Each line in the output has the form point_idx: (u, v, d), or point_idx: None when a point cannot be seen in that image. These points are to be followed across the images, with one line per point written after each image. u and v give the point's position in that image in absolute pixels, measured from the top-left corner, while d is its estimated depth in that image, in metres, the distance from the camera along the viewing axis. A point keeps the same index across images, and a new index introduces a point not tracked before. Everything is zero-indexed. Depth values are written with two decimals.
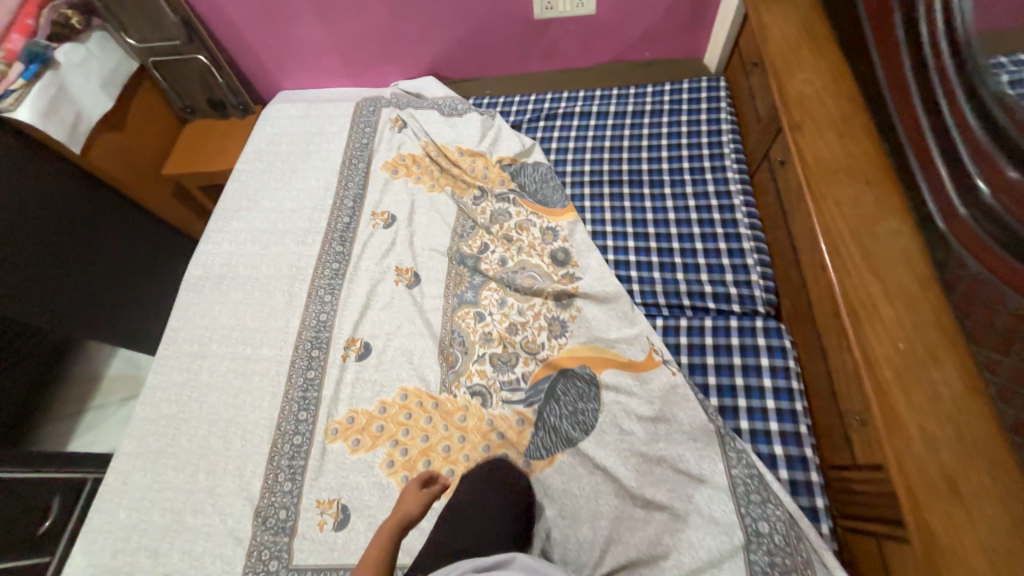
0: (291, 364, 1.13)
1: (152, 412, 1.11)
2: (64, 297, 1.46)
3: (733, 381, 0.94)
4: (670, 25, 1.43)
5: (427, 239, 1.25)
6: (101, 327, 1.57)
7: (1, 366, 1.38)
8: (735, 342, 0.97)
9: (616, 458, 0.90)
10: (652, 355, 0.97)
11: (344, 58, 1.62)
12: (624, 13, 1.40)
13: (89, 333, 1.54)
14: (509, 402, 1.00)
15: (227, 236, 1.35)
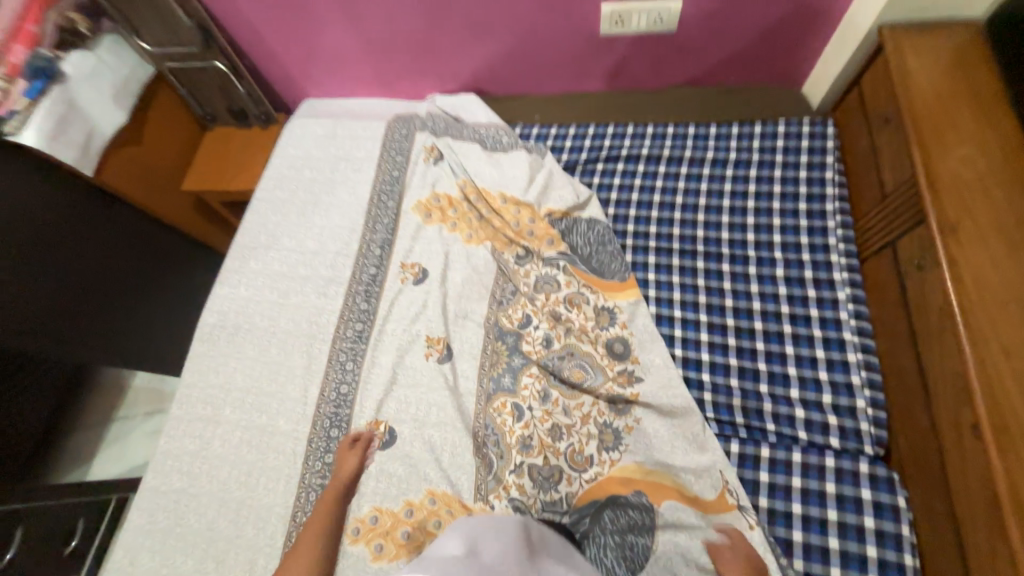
0: (308, 444, 1.02)
1: (164, 483, 1.04)
2: (77, 324, 1.39)
3: (825, 542, 0.77)
4: (767, 46, 1.17)
5: (462, 304, 1.10)
6: (121, 353, 1.51)
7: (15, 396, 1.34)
8: (830, 488, 0.80)
9: None
10: (725, 496, 0.82)
11: (376, 68, 1.43)
12: (711, 31, 1.15)
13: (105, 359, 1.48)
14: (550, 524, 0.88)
15: (244, 279, 1.23)
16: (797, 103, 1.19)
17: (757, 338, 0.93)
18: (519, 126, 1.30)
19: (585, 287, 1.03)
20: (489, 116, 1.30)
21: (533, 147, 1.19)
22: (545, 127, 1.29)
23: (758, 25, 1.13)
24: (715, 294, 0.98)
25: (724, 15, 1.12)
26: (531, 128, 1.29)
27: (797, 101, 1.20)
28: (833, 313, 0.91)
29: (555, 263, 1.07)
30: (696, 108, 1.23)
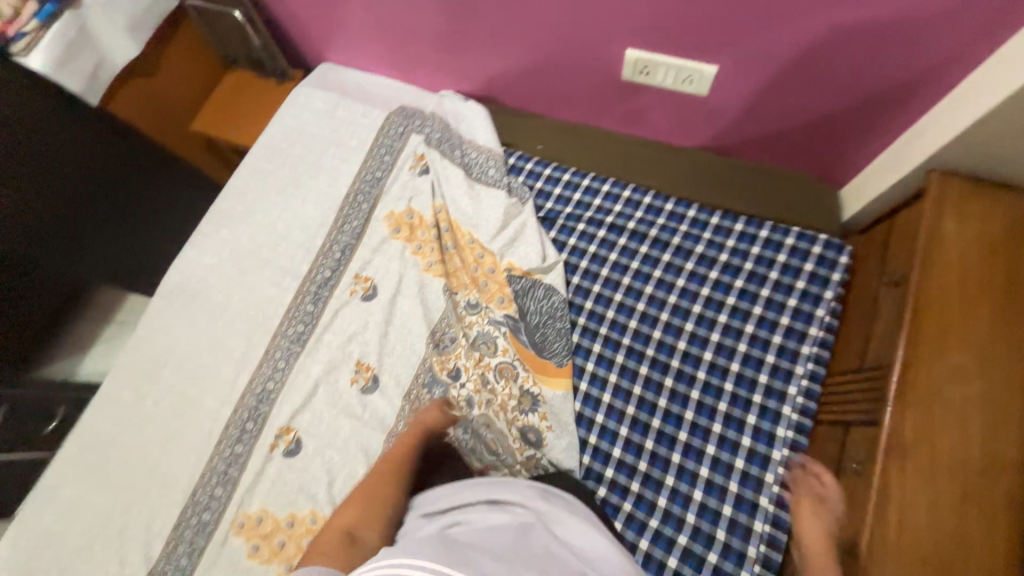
0: (224, 429, 1.06)
1: (99, 424, 1.12)
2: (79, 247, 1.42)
3: None
4: (810, 135, 1.00)
5: (400, 336, 1.07)
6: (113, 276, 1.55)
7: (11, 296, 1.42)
8: None
9: None
10: None
11: (391, 50, 1.33)
12: (747, 103, 1.00)
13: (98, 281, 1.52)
14: None
15: (213, 245, 1.24)
16: (826, 208, 1.02)
17: (670, 470, 0.87)
18: (517, 154, 1.20)
19: (521, 360, 0.99)
20: (489, 138, 1.20)
21: (518, 192, 1.11)
22: (543, 163, 1.17)
23: (802, 109, 0.96)
24: (646, 407, 0.92)
25: (765, 91, 0.96)
26: (529, 162, 1.18)
27: (829, 206, 1.03)
28: (758, 471, 0.84)
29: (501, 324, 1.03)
30: (712, 183, 1.08)
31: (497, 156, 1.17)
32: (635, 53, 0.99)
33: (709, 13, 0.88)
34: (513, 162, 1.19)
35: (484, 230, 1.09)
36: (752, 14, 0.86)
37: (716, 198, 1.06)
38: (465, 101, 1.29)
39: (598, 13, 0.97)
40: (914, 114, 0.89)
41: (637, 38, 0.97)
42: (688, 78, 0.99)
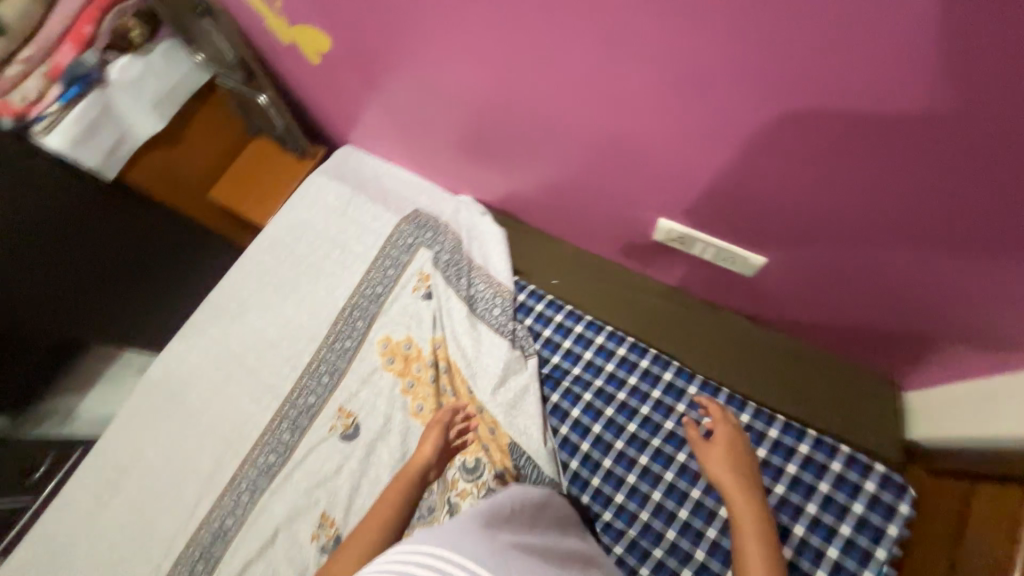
0: (172, 567, 0.97)
1: (52, 529, 1.05)
2: (82, 310, 1.41)
3: None
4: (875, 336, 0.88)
5: (373, 489, 0.96)
6: (118, 332, 1.52)
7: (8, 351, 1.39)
8: None
9: None
10: None
11: (412, 149, 1.26)
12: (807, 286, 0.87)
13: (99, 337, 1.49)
14: None
15: (201, 342, 1.18)
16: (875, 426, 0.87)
17: None
18: (528, 291, 1.09)
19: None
20: (503, 268, 1.10)
21: (523, 344, 1.01)
22: (556, 307, 1.06)
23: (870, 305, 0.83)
24: None
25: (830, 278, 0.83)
26: (541, 303, 1.07)
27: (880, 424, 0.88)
28: None
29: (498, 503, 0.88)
30: (742, 366, 0.95)
31: (506, 294, 1.07)
32: (668, 223, 0.91)
33: (760, 194, 0.77)
34: (523, 301, 1.08)
35: (483, 382, 0.97)
36: (812, 205, 0.74)
37: (748, 387, 0.93)
38: (483, 215, 1.20)
39: (633, 169, 0.86)
40: (999, 344, 0.75)
41: (676, 198, 0.86)
42: (726, 258, 0.91)
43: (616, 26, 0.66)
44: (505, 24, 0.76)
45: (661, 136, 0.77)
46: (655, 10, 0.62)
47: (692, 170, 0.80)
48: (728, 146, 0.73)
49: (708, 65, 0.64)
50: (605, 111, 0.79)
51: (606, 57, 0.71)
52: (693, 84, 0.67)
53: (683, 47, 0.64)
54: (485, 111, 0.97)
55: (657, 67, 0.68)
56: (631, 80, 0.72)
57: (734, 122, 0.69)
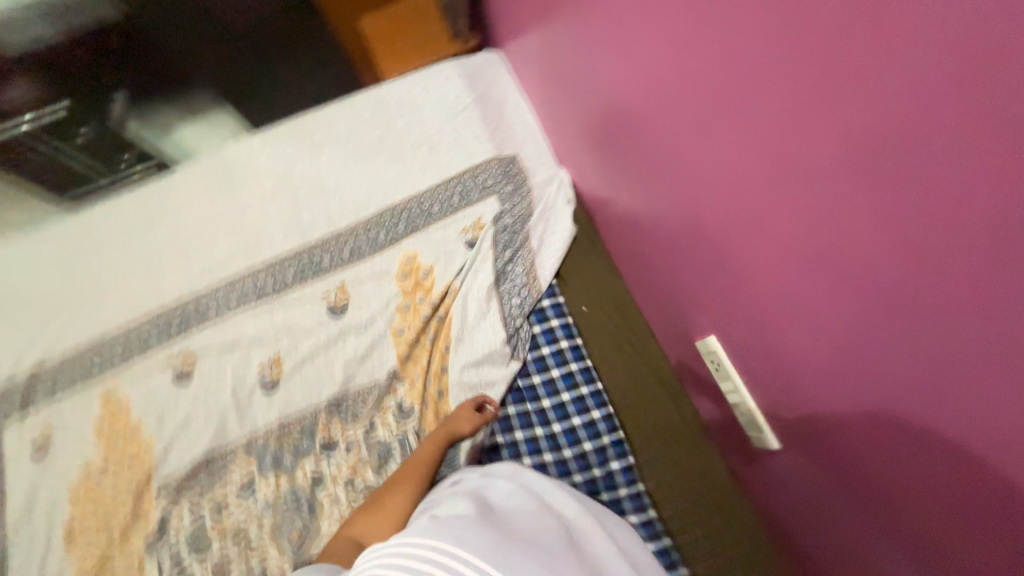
0: (155, 314, 1.12)
1: (100, 222, 1.22)
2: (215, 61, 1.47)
3: None
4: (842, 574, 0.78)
5: (324, 366, 1.04)
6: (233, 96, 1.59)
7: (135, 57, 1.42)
8: None
9: None
10: None
11: (550, 96, 1.16)
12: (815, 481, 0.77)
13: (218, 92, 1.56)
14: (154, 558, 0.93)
15: (277, 151, 1.23)
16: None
17: None
18: (556, 302, 1.05)
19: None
20: (549, 266, 1.06)
21: (517, 346, 0.99)
22: (568, 333, 1.02)
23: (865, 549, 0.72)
24: None
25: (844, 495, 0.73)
26: (558, 321, 1.03)
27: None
28: None
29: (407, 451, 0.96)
30: (687, 502, 0.90)
31: (534, 292, 1.03)
32: (715, 342, 0.86)
33: (820, 386, 0.70)
34: (545, 310, 1.04)
35: (463, 353, 0.98)
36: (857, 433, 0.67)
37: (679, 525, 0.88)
38: (565, 204, 1.14)
39: (726, 271, 0.79)
40: None
41: (745, 324, 0.79)
42: (744, 410, 0.85)
43: (808, 149, 0.58)
44: (707, 64, 0.67)
45: (775, 267, 0.69)
46: (855, 164, 0.53)
47: (778, 315, 0.73)
48: (827, 327, 0.65)
49: (866, 248, 0.55)
50: (739, 207, 0.71)
51: (779, 165, 0.62)
52: (838, 253, 0.59)
53: (857, 216, 0.55)
54: (632, 122, 0.88)
55: (819, 211, 0.59)
56: (783, 201, 0.64)
57: (850, 313, 0.61)
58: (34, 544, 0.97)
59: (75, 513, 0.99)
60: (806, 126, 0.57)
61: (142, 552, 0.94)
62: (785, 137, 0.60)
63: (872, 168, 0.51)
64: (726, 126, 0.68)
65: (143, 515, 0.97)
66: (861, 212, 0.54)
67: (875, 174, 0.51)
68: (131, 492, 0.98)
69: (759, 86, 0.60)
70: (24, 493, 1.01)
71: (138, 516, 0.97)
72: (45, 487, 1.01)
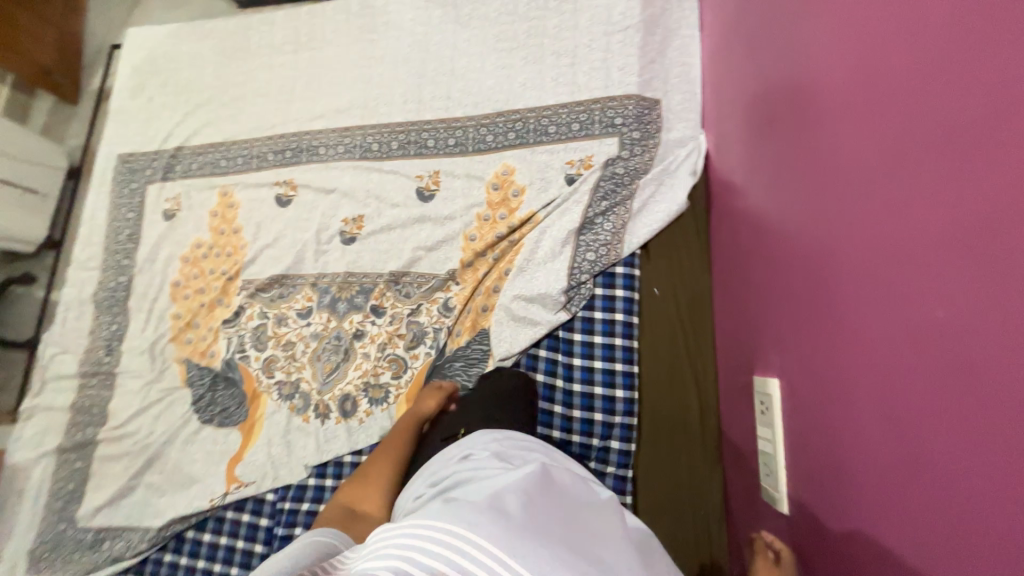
0: (276, 135, 1.22)
1: (254, 31, 1.29)
2: None
3: (210, 542, 1.04)
4: None
5: (396, 241, 1.09)
6: None
7: None
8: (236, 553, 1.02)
9: (178, 424, 1.11)
10: (237, 462, 1.06)
11: (728, 43, 0.97)
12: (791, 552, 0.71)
13: None
14: (226, 334, 1.14)
15: (422, 12, 1.19)
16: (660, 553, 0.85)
17: None
18: (629, 272, 0.99)
19: (411, 373, 1.03)
20: (639, 234, 0.98)
21: (572, 299, 0.97)
22: (628, 308, 0.97)
23: None
24: None
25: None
26: (622, 293, 0.98)
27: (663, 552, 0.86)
28: None
29: (440, 346, 1.03)
30: (666, 498, 0.92)
31: (611, 254, 0.98)
32: (775, 389, 0.76)
33: (826, 475, 0.64)
34: (616, 276, 0.99)
35: (520, 284, 0.99)
36: (839, 536, 0.61)
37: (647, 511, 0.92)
38: (687, 175, 1.01)
39: (809, 318, 0.69)
40: None
41: (797, 378, 0.71)
42: (766, 466, 0.77)
43: (944, 227, 0.46)
44: (900, 71, 0.52)
45: (849, 339, 0.60)
46: (986, 269, 0.41)
47: (825, 386, 0.64)
48: (861, 425, 0.57)
49: (943, 368, 0.45)
50: (851, 258, 0.59)
51: (908, 230, 0.50)
52: (913, 358, 0.49)
53: (953, 330, 0.44)
54: (796, 109, 0.73)
55: (920, 302, 0.48)
56: None
57: (888, 423, 0.52)
58: (152, 283, 1.22)
59: (183, 273, 1.21)
60: (959, 197, 0.44)
61: (220, 325, 1.15)
62: (929, 202, 0.48)
63: (999, 283, 0.40)
64: (883, 158, 0.54)
65: (226, 298, 1.17)
66: (959, 327, 0.44)
67: (995, 293, 0.40)
68: (222, 278, 1.17)
69: (940, 125, 0.46)
70: (153, 242, 1.24)
71: (222, 297, 1.16)
72: (166, 244, 1.23)
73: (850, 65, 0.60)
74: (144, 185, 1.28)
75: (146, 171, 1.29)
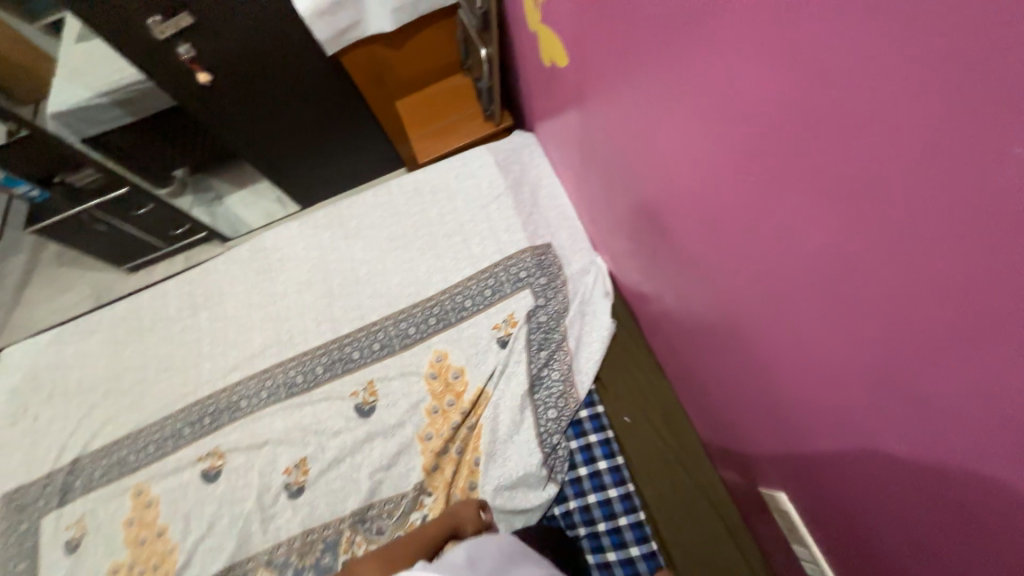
0: (189, 404, 1.13)
1: (143, 309, 1.26)
2: (261, 145, 1.55)
3: None
4: None
5: (349, 472, 0.99)
6: (277, 174, 1.67)
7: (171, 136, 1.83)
8: None
9: None
10: None
11: (584, 182, 1.12)
12: None
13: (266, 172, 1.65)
14: None
15: (311, 239, 1.26)
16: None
17: None
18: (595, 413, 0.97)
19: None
20: (587, 371, 1.00)
21: (553, 467, 0.92)
22: (607, 452, 0.93)
23: None
24: None
25: None
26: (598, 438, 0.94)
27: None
28: None
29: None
30: None
31: (570, 402, 0.96)
32: (782, 499, 0.74)
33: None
34: (584, 422, 0.96)
35: (496, 472, 0.92)
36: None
37: None
38: (603, 298, 1.07)
39: (775, 413, 0.69)
40: None
41: (803, 478, 0.68)
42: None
43: (852, 334, 0.49)
44: (735, 207, 0.60)
45: (831, 438, 0.59)
46: (913, 373, 0.43)
47: (834, 481, 0.62)
48: (902, 529, 0.54)
49: (936, 469, 0.45)
50: (781, 356, 0.63)
51: (823, 335, 0.54)
52: (903, 457, 0.49)
53: (922, 431, 0.45)
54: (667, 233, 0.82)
55: (874, 402, 0.50)
56: None
57: (927, 527, 0.50)
58: None
59: None
60: (839, 304, 0.49)
61: None
62: (826, 312, 0.51)
63: (931, 385, 0.42)
64: (761, 274, 0.60)
65: None
66: (926, 428, 0.44)
67: (937, 395, 0.41)
68: None
69: (791, 251, 0.52)
70: None
71: None
72: None
73: (692, 201, 0.70)
74: (34, 521, 1.08)
75: (37, 504, 1.09)
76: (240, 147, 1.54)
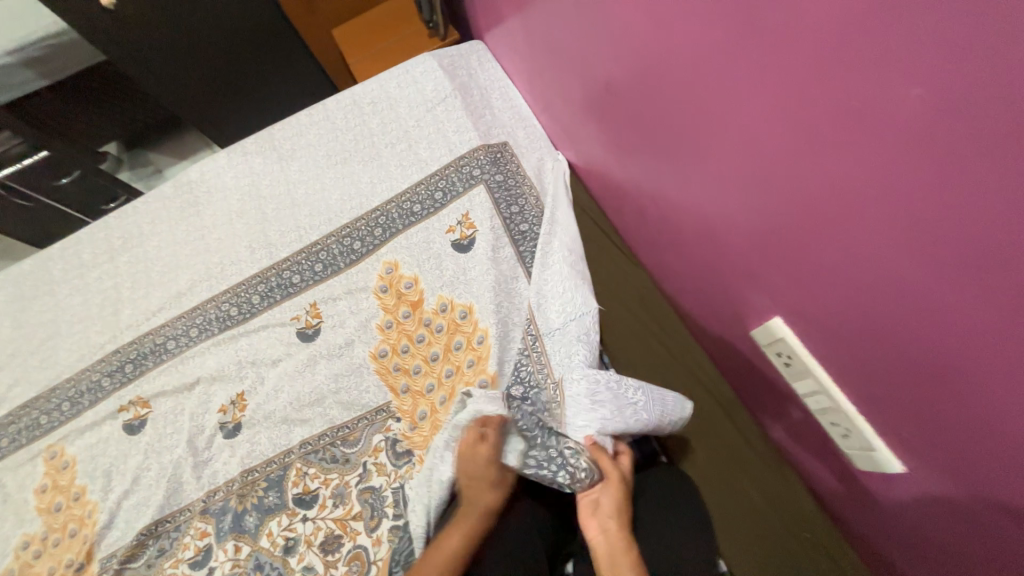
0: (107, 356, 0.98)
1: (48, 262, 1.10)
2: (184, 88, 1.38)
3: None
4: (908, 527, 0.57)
5: (294, 399, 0.87)
6: (208, 125, 1.51)
7: (92, 102, 1.57)
8: None
9: None
10: None
11: (534, 73, 1.02)
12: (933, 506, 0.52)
13: (198, 123, 1.48)
14: None
15: (239, 166, 1.10)
16: None
17: None
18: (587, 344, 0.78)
19: (378, 566, 0.73)
20: (568, 295, 0.83)
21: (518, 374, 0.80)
22: None
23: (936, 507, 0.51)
24: None
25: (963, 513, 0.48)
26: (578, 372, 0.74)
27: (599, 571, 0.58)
28: None
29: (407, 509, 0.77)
30: (719, 469, 0.76)
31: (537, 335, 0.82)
32: (781, 327, 0.61)
33: (930, 432, 0.48)
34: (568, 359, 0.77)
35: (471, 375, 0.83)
36: (1004, 513, 0.44)
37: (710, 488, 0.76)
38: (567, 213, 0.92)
39: (754, 246, 0.60)
40: None
41: (798, 324, 0.59)
42: (834, 426, 0.59)
43: (879, 89, 0.37)
44: None
45: (821, 244, 0.50)
46: (987, 107, 0.31)
47: (820, 298, 0.53)
48: (917, 340, 0.44)
49: (982, 234, 0.35)
50: (754, 160, 0.54)
51: (839, 114, 0.42)
52: (939, 245, 0.38)
53: (984, 194, 0.34)
54: (630, 84, 0.70)
55: (870, 160, 0.41)
56: None
57: (935, 302, 0.41)
58: None
59: None
60: (821, 31, 0.40)
61: None
62: (845, 75, 0.39)
63: (957, 83, 0.32)
64: (754, 67, 0.48)
65: None
66: (994, 188, 0.33)
67: (989, 112, 0.31)
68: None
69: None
70: None
71: None
72: None
73: (663, 16, 0.57)
74: None
75: None
76: (161, 93, 1.36)
